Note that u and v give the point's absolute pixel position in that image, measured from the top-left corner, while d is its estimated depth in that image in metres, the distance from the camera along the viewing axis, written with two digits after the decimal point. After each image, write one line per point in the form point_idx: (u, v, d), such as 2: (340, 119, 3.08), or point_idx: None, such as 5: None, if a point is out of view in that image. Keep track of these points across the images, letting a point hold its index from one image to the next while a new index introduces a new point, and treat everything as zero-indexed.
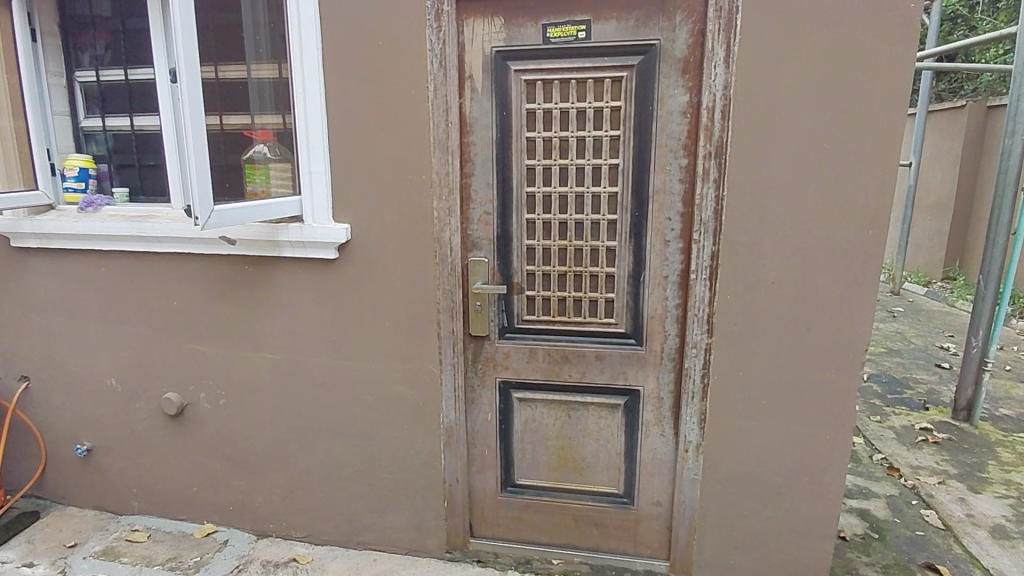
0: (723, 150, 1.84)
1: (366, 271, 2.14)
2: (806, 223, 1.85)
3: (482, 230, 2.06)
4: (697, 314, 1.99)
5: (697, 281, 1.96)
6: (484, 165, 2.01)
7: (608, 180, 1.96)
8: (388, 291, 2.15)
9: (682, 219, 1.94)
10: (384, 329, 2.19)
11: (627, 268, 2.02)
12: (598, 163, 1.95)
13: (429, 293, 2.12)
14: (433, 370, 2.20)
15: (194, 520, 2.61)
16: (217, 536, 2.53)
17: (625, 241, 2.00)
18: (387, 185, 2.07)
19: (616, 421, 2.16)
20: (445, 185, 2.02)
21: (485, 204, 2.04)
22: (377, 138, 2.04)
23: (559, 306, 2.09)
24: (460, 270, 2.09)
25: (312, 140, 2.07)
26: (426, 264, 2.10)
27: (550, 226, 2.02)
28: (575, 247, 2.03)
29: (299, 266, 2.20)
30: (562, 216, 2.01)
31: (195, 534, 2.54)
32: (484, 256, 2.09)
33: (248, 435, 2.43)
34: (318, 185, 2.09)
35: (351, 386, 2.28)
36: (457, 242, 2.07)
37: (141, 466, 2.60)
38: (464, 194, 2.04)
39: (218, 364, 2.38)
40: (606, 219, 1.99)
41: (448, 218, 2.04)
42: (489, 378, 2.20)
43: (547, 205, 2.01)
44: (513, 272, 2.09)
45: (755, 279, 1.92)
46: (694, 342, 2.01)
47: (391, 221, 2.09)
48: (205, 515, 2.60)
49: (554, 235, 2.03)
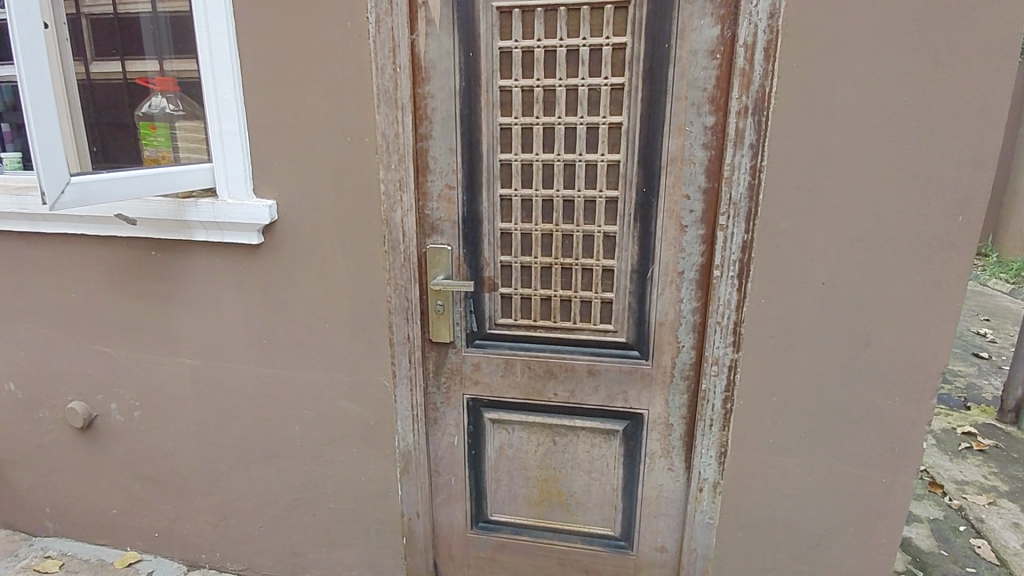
0: (766, 105, 1.36)
1: (298, 260, 1.69)
2: (875, 204, 1.37)
3: (443, 209, 1.59)
4: (720, 322, 1.53)
5: (722, 279, 1.49)
6: (445, 125, 1.53)
7: (607, 145, 1.47)
8: (326, 287, 1.69)
9: (706, 198, 1.46)
10: (324, 333, 1.75)
11: (630, 261, 1.55)
12: (595, 122, 1.46)
13: (378, 290, 1.66)
14: (385, 384, 1.75)
15: (116, 546, 2.22)
16: (140, 566, 2.14)
17: (628, 226, 1.52)
18: (320, 149, 1.58)
19: (613, 450, 1.73)
20: (394, 149, 1.54)
21: (447, 176, 1.57)
22: (305, 87, 1.55)
23: (543, 309, 1.63)
24: (415, 261, 1.63)
25: (221, 89, 1.58)
26: (373, 252, 1.63)
27: (530, 206, 1.55)
28: (563, 234, 1.55)
29: (215, 252, 1.74)
30: (545, 193, 1.52)
31: (116, 564, 2.15)
32: (446, 243, 1.62)
33: (169, 452, 2.02)
34: (231, 149, 1.62)
35: (287, 400, 1.85)
36: (413, 225, 1.60)
37: (53, 482, 2.20)
38: (420, 162, 1.57)
39: (130, 370, 1.95)
40: (605, 197, 1.51)
41: (400, 194, 1.57)
42: (454, 394, 1.76)
43: (527, 178, 1.53)
44: (483, 265, 1.62)
45: (800, 278, 1.46)
46: (716, 357, 1.56)
47: (326, 198, 1.61)
48: (128, 541, 2.20)
49: (535, 217, 1.55)
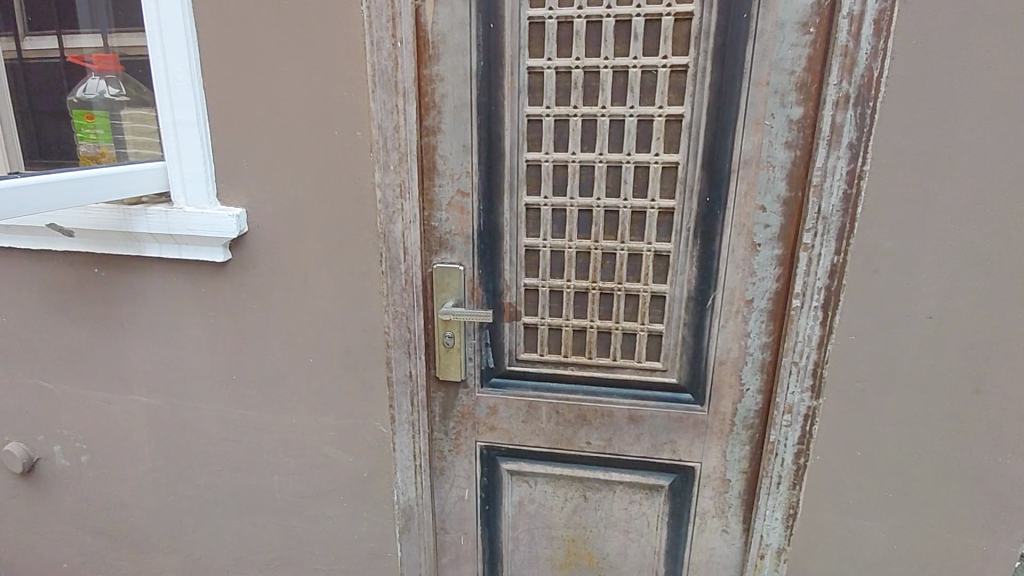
0: (873, 93, 1.06)
1: (274, 281, 1.37)
2: (1004, 221, 1.08)
3: (455, 221, 1.29)
4: (796, 362, 1.24)
5: (802, 311, 1.20)
6: (458, 116, 1.22)
7: (663, 143, 1.17)
8: (310, 313, 1.38)
9: (786, 210, 1.17)
10: (308, 368, 1.44)
11: (687, 287, 1.25)
12: (649, 114, 1.15)
13: (374, 318, 1.36)
14: (382, 429, 1.45)
15: None
16: None
17: (686, 244, 1.22)
18: (299, 144, 1.26)
19: (655, 507, 1.44)
20: (394, 146, 1.22)
21: (460, 180, 1.26)
22: (279, 66, 1.22)
23: (576, 344, 1.33)
24: (420, 284, 1.32)
25: (172, 68, 1.24)
26: (368, 273, 1.32)
27: (564, 218, 1.24)
28: (604, 253, 1.25)
29: (172, 271, 1.42)
30: (583, 202, 1.22)
31: None
32: (458, 262, 1.31)
33: (125, 502, 1.70)
34: (188, 144, 1.29)
35: (264, 444, 1.54)
36: (417, 240, 1.29)
37: None
38: (426, 163, 1.26)
39: (75, 406, 1.63)
40: (658, 208, 1.21)
41: (402, 202, 1.26)
42: (466, 441, 1.46)
43: (560, 184, 1.22)
44: (502, 290, 1.32)
45: (902, 310, 1.17)
46: (790, 405, 1.27)
47: (308, 206, 1.30)
48: None
49: (569, 232, 1.25)
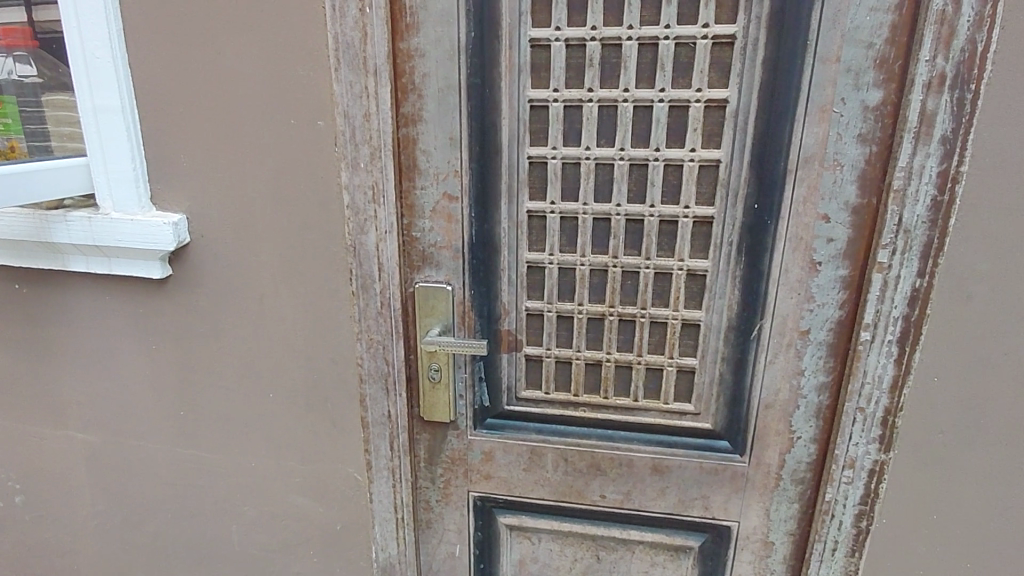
0: (977, 72, 0.81)
1: (224, 302, 1.14)
2: None
3: (440, 231, 1.04)
4: (863, 408, 1.00)
5: (873, 346, 0.96)
6: (443, 102, 0.97)
7: (703, 135, 0.92)
8: (268, 340, 1.15)
9: (855, 221, 0.93)
10: (268, 404, 1.20)
11: (727, 315, 1.01)
12: (686, 98, 0.91)
13: (344, 348, 1.12)
14: (356, 477, 1.22)
15: None
16: None
17: (728, 262, 0.98)
18: (248, 137, 1.02)
19: (682, 571, 1.21)
20: (364, 139, 0.98)
21: (446, 182, 1.01)
22: (221, 38, 0.97)
23: (588, 379, 1.09)
24: (398, 308, 1.08)
25: (89, 41, 1.00)
26: (336, 294, 1.08)
27: (575, 228, 1.00)
28: (624, 271, 1.01)
29: (105, 289, 1.18)
30: (599, 209, 0.98)
31: None
32: (445, 282, 1.07)
33: (65, 550, 1.48)
34: (112, 136, 1.05)
35: (219, 490, 1.31)
36: (394, 255, 1.05)
37: None
38: (404, 159, 1.01)
39: (4, 442, 1.40)
40: (693, 217, 0.96)
41: (374, 208, 1.01)
42: (456, 491, 1.23)
43: (571, 186, 0.98)
44: (499, 316, 1.08)
45: (999, 346, 0.93)
46: (852, 458, 1.03)
47: (262, 213, 1.06)
48: None
49: (582, 245, 1.00)
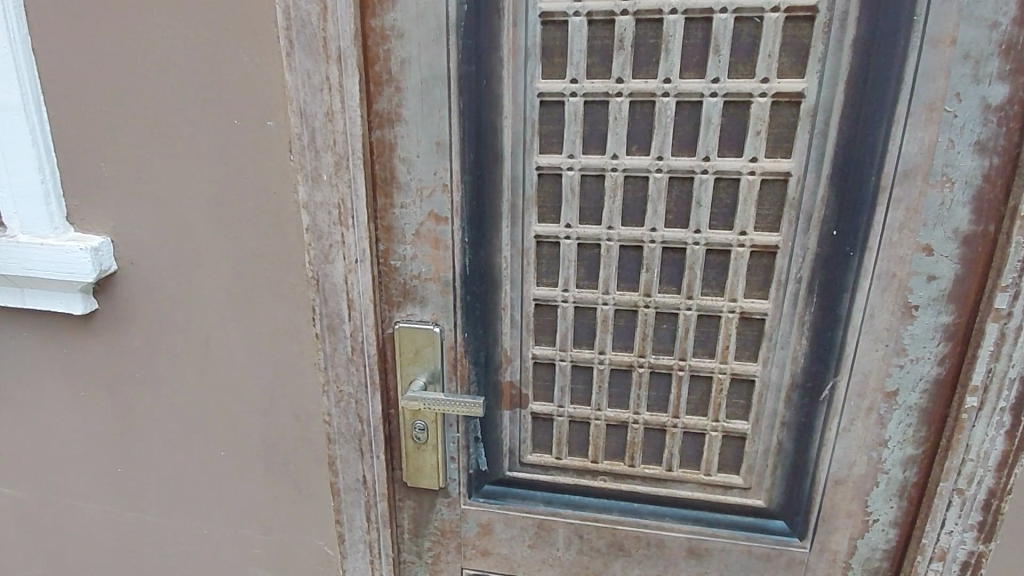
0: None
1: (164, 342, 0.93)
2: None
3: (425, 260, 0.82)
4: (964, 492, 0.78)
5: (982, 415, 0.74)
6: (426, 97, 0.74)
7: (768, 141, 0.70)
8: (218, 390, 0.94)
9: (966, 254, 0.71)
10: (221, 463, 0.99)
11: (792, 370, 0.79)
12: (747, 92, 0.68)
13: (308, 403, 0.90)
14: (326, 551, 1.01)
15: None
16: None
17: (795, 304, 0.75)
18: (183, 140, 0.80)
19: None
20: (327, 143, 0.76)
21: (432, 199, 0.79)
22: (143, 14, 0.76)
23: (610, 444, 0.87)
24: (374, 354, 0.86)
25: None
26: (296, 336, 0.86)
27: (596, 258, 0.78)
28: (659, 313, 0.79)
29: (20, 324, 0.97)
30: (628, 234, 0.76)
31: None
32: (432, 323, 0.84)
33: None
34: (14, 138, 0.83)
35: (165, 561, 1.09)
36: (366, 290, 0.82)
37: None
38: (378, 170, 0.79)
39: None
40: (751, 246, 0.74)
41: (341, 231, 0.79)
42: (446, 569, 1.01)
43: (593, 205, 0.76)
44: (500, 365, 0.85)
45: None
46: (944, 552, 0.81)
47: (203, 235, 0.84)
48: None
49: (605, 279, 0.78)
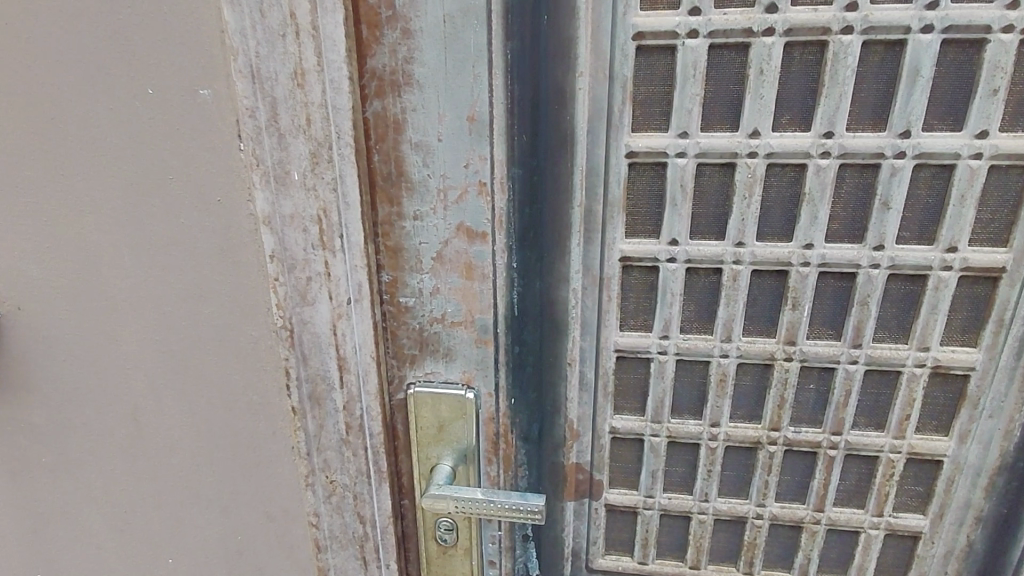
0: None
1: (61, 424, 0.62)
2: None
3: (451, 296, 0.54)
4: None
5: None
6: (453, 44, 0.47)
7: (1006, 103, 0.44)
8: (143, 488, 0.64)
9: None
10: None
11: (1001, 444, 0.53)
12: (982, 24, 0.43)
13: (282, 502, 0.62)
14: None
15: None
16: None
17: (1020, 352, 0.50)
18: (68, 121, 0.51)
19: None
20: (297, 124, 0.48)
21: (462, 205, 0.51)
22: None
23: (719, 545, 0.61)
24: (378, 433, 0.59)
25: None
26: (262, 412, 0.58)
27: (714, 289, 0.51)
28: (805, 366, 0.53)
29: None
30: (768, 254, 0.50)
31: None
32: (460, 386, 0.58)
33: None
34: None
35: None
36: (366, 343, 0.55)
37: None
38: (377, 163, 0.51)
39: None
40: (960, 267, 0.48)
41: (325, 259, 0.52)
42: None
43: (714, 210, 0.49)
44: (562, 442, 0.59)
45: None
46: None
47: (111, 268, 0.55)
48: None
49: (727, 320, 0.52)
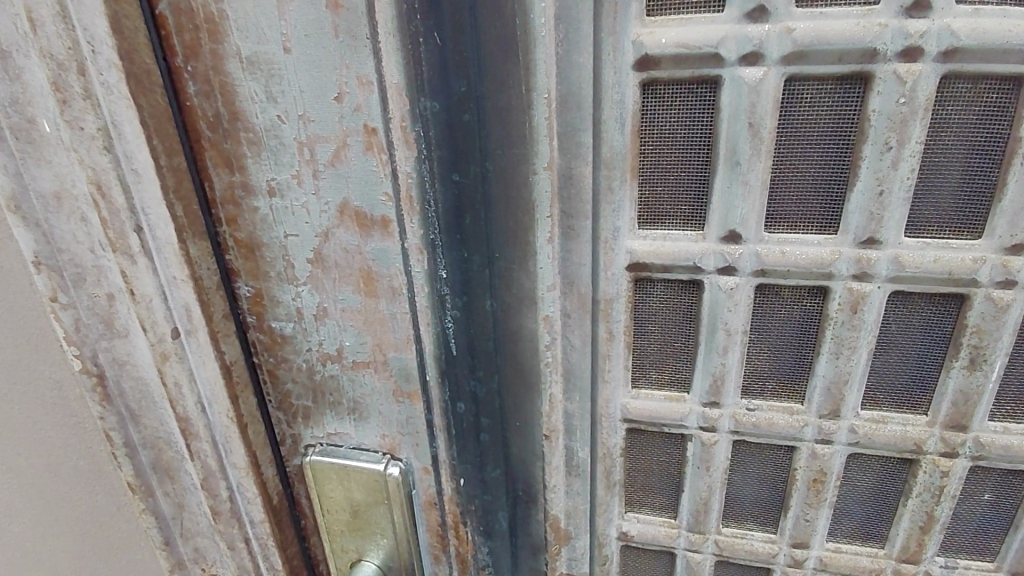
0: None
1: None
2: None
3: (346, 323, 0.33)
4: None
5: None
6: None
7: None
8: None
9: None
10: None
11: None
12: None
13: None
14: None
15: None
16: None
17: None
18: None
19: None
20: (20, 31, 0.26)
21: (342, 171, 0.29)
22: None
23: None
24: (262, 521, 0.38)
25: None
26: (85, 500, 0.39)
27: (813, 325, 0.27)
28: (979, 467, 0.28)
29: None
30: (928, 263, 0.25)
31: None
32: (377, 457, 0.36)
33: None
34: None
35: None
36: (219, 399, 0.34)
37: None
38: (194, 97, 0.29)
39: None
40: None
41: (121, 267, 0.31)
42: None
43: (818, 174, 0.25)
44: (543, 546, 0.37)
45: None
46: None
47: None
48: None
49: (834, 384, 0.28)
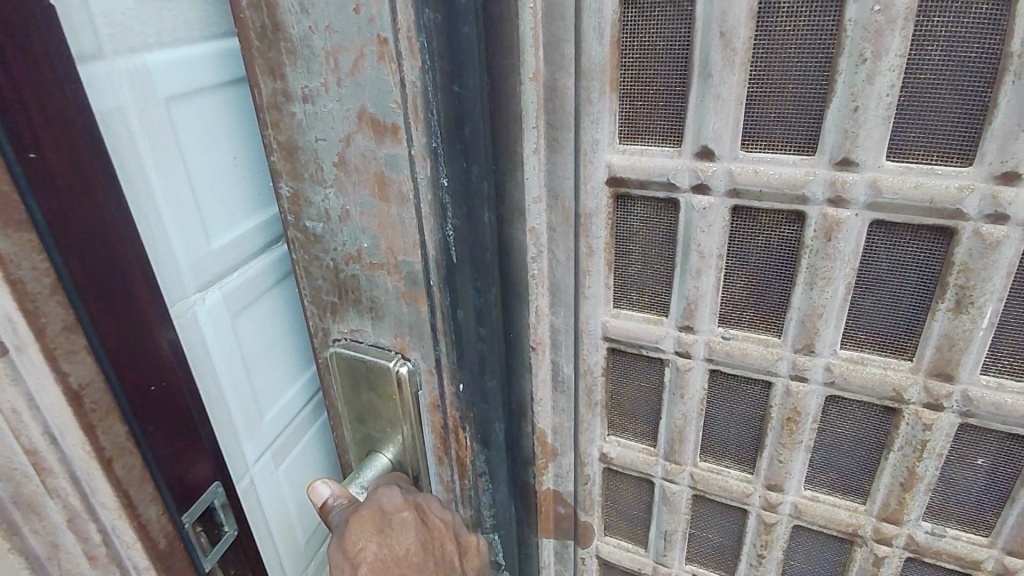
0: None
1: None
2: None
3: (364, 224, 0.36)
4: None
5: None
6: None
7: None
8: None
9: None
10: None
11: None
12: None
13: None
14: None
15: None
16: None
17: None
18: None
19: None
20: None
21: (360, 79, 0.32)
22: None
23: None
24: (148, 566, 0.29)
25: None
26: None
27: (791, 253, 0.27)
28: (968, 425, 0.26)
29: None
30: (909, 189, 0.23)
31: None
32: (389, 356, 0.40)
33: None
34: None
35: None
36: (71, 431, 0.25)
37: None
38: (245, 10, 0.33)
39: None
40: None
41: None
42: None
43: (796, 89, 0.24)
44: (531, 460, 0.39)
45: None
46: None
47: None
48: None
49: (807, 316, 0.27)
